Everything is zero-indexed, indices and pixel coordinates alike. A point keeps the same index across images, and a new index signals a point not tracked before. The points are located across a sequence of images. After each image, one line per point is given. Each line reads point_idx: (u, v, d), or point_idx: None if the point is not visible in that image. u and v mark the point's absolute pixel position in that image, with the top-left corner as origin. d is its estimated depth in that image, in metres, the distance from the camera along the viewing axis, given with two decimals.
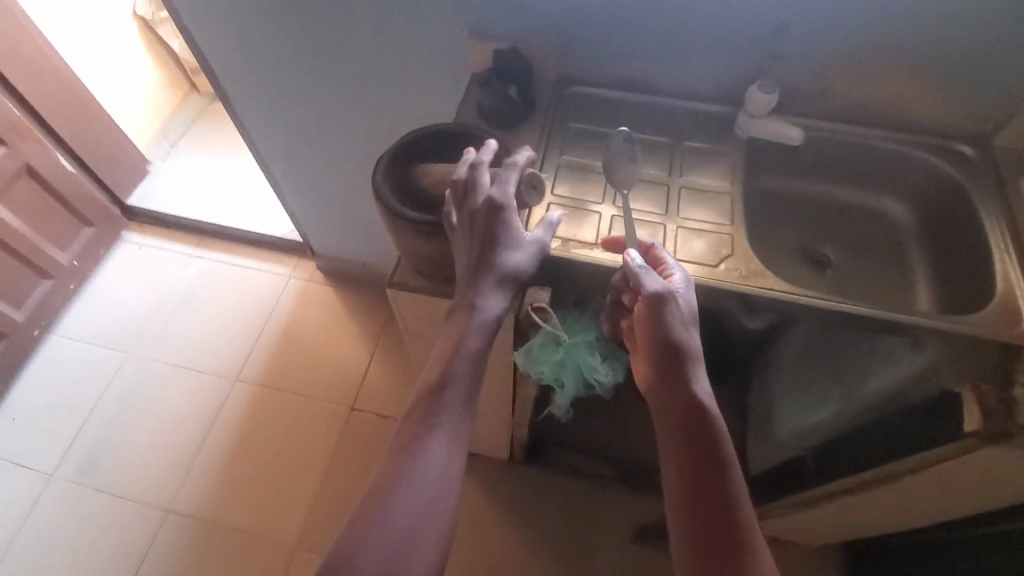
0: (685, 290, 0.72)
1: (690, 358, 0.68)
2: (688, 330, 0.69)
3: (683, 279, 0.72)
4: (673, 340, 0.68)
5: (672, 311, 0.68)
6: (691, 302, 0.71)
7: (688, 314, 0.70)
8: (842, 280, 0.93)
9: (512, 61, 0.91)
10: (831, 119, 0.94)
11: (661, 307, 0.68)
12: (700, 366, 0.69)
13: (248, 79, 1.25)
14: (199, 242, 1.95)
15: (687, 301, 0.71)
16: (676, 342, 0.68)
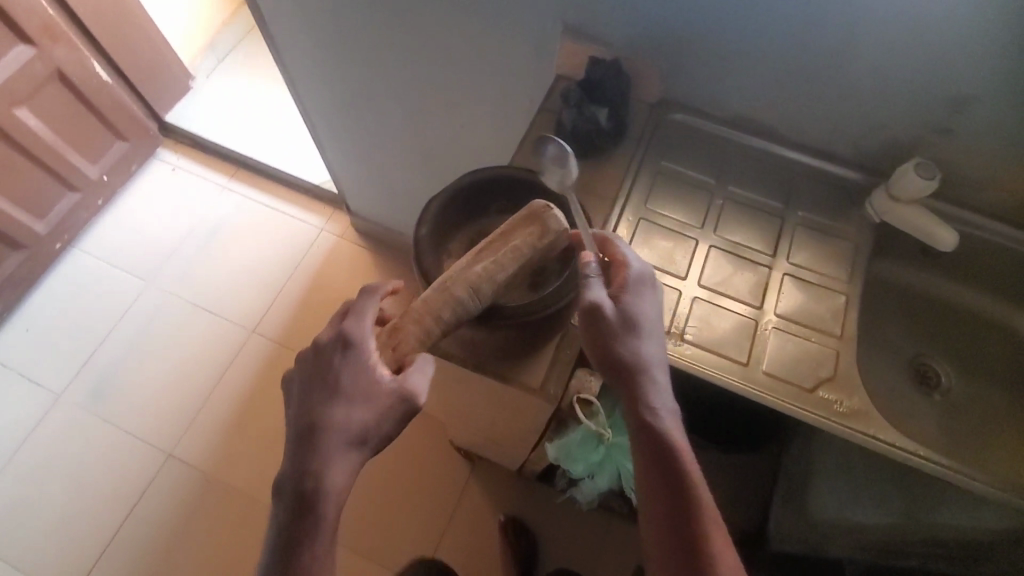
0: (636, 289, 0.57)
1: (640, 375, 0.56)
2: (638, 343, 0.56)
3: (635, 277, 0.57)
4: (617, 357, 0.55)
5: (609, 321, 0.55)
6: (645, 303, 0.57)
7: (638, 323, 0.56)
8: (951, 411, 0.78)
9: (609, 77, 0.74)
10: (996, 216, 0.74)
11: (600, 322, 0.55)
12: (653, 378, 0.57)
13: (297, 33, 1.08)
14: (233, 173, 1.84)
15: (639, 307, 0.57)
16: (622, 360, 0.56)
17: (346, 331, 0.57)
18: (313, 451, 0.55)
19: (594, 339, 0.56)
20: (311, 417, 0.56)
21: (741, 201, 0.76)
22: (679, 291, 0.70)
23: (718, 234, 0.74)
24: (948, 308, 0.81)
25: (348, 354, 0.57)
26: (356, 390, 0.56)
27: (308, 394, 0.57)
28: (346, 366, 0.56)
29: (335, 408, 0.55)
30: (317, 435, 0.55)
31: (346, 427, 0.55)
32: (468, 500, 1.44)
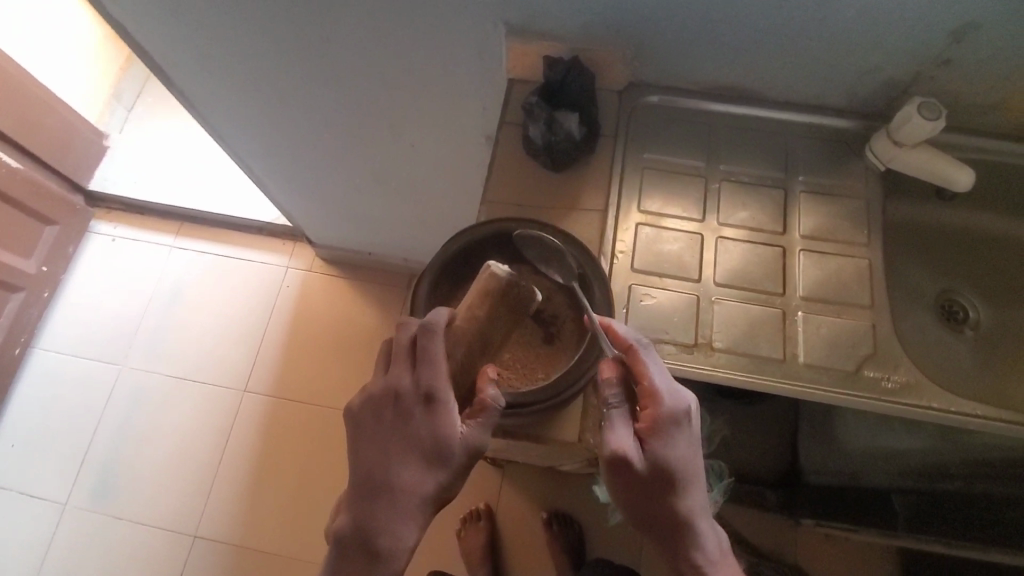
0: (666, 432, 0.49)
1: (676, 522, 0.51)
2: (669, 491, 0.50)
3: (665, 419, 0.49)
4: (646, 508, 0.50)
5: (641, 476, 0.49)
6: (684, 444, 0.50)
7: (671, 471, 0.49)
8: (984, 344, 0.76)
9: (571, 79, 0.67)
10: (993, 137, 0.71)
11: (623, 475, 0.49)
12: (692, 522, 0.51)
13: (208, 78, 0.96)
14: (178, 230, 1.72)
15: (671, 452, 0.49)
16: (652, 511, 0.51)
17: (424, 383, 0.49)
18: (387, 510, 0.48)
19: (619, 489, 0.50)
20: (383, 474, 0.49)
21: (734, 180, 0.71)
22: (696, 295, 0.65)
23: (722, 222, 0.69)
24: (958, 235, 0.79)
25: (428, 409, 0.49)
26: (433, 447, 0.49)
27: (382, 446, 0.50)
28: (427, 416, 0.49)
29: (411, 466, 0.49)
30: (389, 497, 0.48)
31: (419, 489, 0.49)
32: (506, 505, 1.38)
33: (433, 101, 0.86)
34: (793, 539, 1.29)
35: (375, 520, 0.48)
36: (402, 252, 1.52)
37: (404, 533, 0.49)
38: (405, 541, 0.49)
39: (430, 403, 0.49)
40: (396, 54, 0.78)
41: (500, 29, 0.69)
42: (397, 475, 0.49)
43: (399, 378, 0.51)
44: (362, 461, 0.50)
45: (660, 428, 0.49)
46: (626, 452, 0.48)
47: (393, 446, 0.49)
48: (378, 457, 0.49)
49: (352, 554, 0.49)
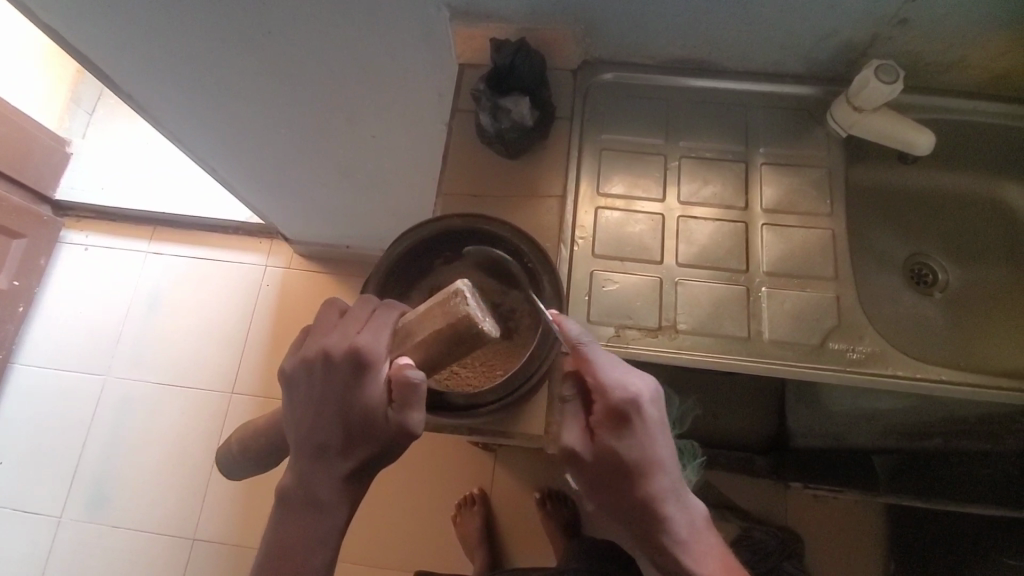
0: (615, 423, 0.48)
1: (645, 519, 0.49)
2: (627, 485, 0.48)
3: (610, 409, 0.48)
4: (609, 502, 0.50)
5: (591, 470, 0.49)
6: (634, 439, 0.48)
7: (623, 464, 0.48)
8: (955, 305, 0.75)
9: (522, 63, 0.64)
10: (954, 94, 0.70)
11: (578, 467, 0.50)
12: (663, 517, 0.49)
13: (152, 80, 0.92)
14: (152, 235, 1.69)
15: (620, 444, 0.48)
16: (615, 506, 0.50)
17: (357, 344, 0.45)
18: (323, 471, 0.46)
19: (582, 482, 0.51)
20: (317, 436, 0.46)
21: (695, 156, 0.70)
22: (659, 278, 0.64)
23: (684, 202, 0.68)
24: (925, 196, 0.78)
25: (361, 375, 0.45)
26: (366, 415, 0.45)
27: (313, 407, 0.46)
28: (359, 382, 0.45)
29: (344, 431, 0.46)
30: (322, 458, 0.46)
31: (352, 455, 0.46)
32: (500, 489, 1.39)
33: (387, 91, 0.84)
34: (784, 501, 1.31)
35: (311, 480, 0.46)
36: (379, 243, 1.50)
37: (339, 495, 0.47)
38: (339, 503, 0.47)
39: (361, 368, 0.45)
40: (342, 46, 0.75)
41: (443, 13, 0.66)
42: (330, 439, 0.46)
43: (335, 336, 0.46)
44: (297, 418, 0.47)
45: (604, 423, 0.49)
46: (573, 445, 0.50)
47: (324, 411, 0.46)
48: (309, 421, 0.46)
49: (289, 509, 0.47)
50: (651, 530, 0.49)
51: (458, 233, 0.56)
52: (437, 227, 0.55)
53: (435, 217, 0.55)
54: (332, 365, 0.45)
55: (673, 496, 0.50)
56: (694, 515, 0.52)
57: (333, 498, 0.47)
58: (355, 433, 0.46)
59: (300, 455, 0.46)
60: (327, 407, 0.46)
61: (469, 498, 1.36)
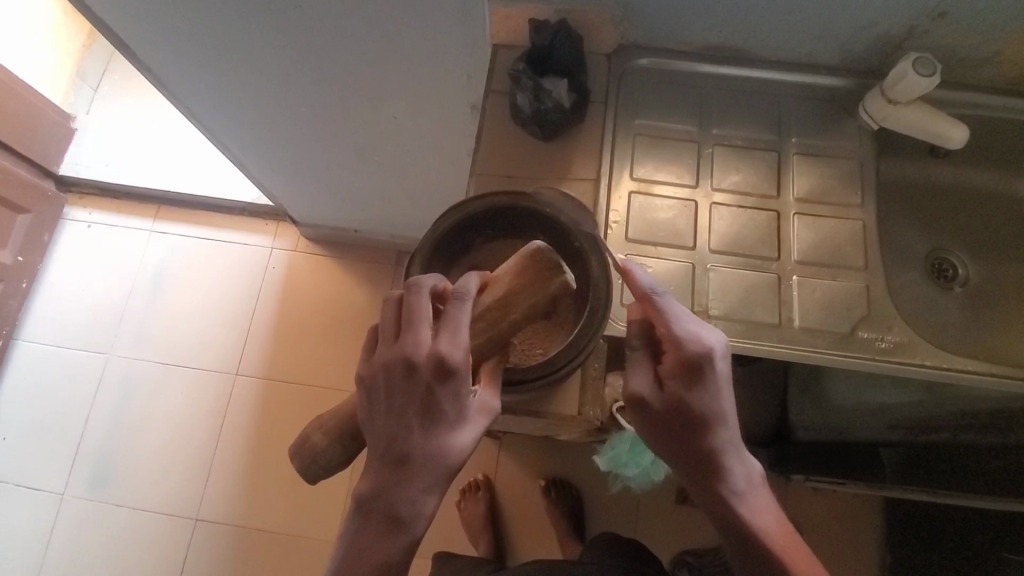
0: (690, 374, 0.51)
1: (711, 469, 0.52)
2: (693, 430, 0.51)
3: (686, 363, 0.50)
4: (670, 448, 0.52)
5: (659, 416, 0.52)
6: (709, 391, 0.51)
7: (693, 410, 0.51)
8: (973, 300, 0.77)
9: (563, 46, 0.65)
10: (984, 90, 0.71)
11: (644, 413, 0.53)
12: (725, 466, 0.52)
13: (178, 54, 0.91)
14: (157, 214, 1.67)
15: (693, 395, 0.51)
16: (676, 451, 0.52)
17: (439, 349, 0.46)
18: (405, 478, 0.46)
19: (645, 428, 0.54)
20: (399, 444, 0.47)
21: (727, 144, 0.70)
22: (692, 263, 0.65)
23: (715, 189, 0.68)
24: (948, 192, 0.78)
25: (444, 380, 0.46)
26: (452, 416, 0.47)
27: (395, 412, 0.47)
28: (444, 388, 0.46)
29: (425, 437, 0.46)
30: (406, 465, 0.46)
31: (440, 459, 0.46)
32: (504, 476, 1.40)
33: (417, 72, 0.83)
34: (784, 495, 1.32)
35: (395, 489, 0.46)
36: (389, 228, 1.50)
37: (422, 504, 0.46)
38: (425, 508, 0.47)
39: (445, 374, 0.46)
40: (375, 25, 0.75)
41: None
42: (414, 444, 0.46)
43: (414, 342, 0.47)
44: (378, 429, 0.48)
45: (676, 371, 0.51)
46: (641, 391, 0.52)
47: (409, 417, 0.47)
48: (390, 428, 0.47)
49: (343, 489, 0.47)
50: (712, 476, 0.52)
51: (503, 212, 0.56)
52: (485, 205, 0.55)
53: (461, 202, 0.56)
54: (416, 376, 0.46)
55: (733, 449, 0.53)
56: (749, 470, 0.54)
57: (413, 513, 0.46)
58: (441, 435, 0.46)
59: (383, 461, 0.47)
60: (410, 414, 0.47)
61: (474, 484, 1.36)
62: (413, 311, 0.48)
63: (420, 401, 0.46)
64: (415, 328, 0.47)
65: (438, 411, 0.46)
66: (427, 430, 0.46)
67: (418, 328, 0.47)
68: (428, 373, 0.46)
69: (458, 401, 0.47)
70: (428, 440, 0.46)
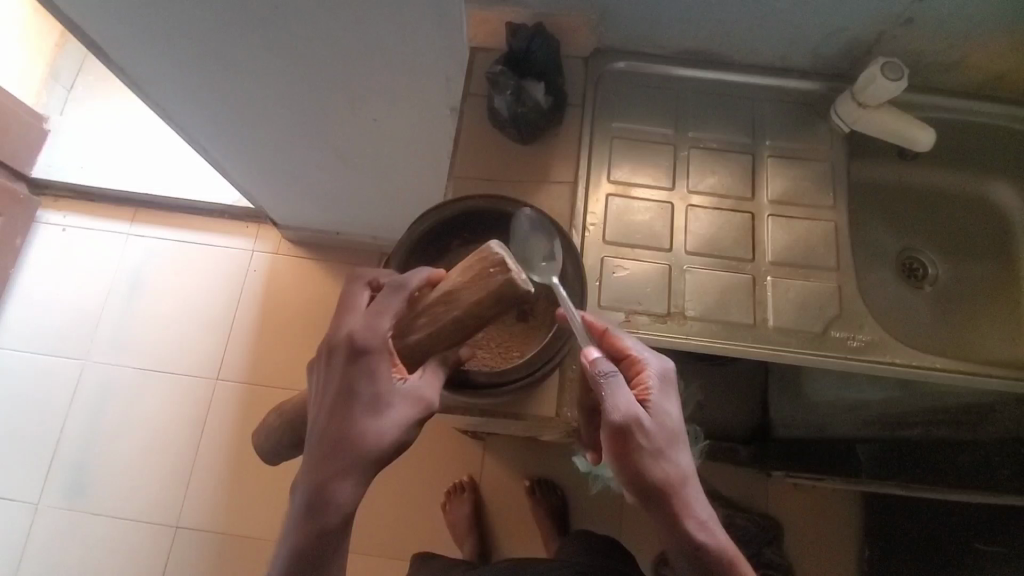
0: (665, 391, 0.53)
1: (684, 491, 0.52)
2: (670, 451, 0.51)
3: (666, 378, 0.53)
4: (652, 475, 0.50)
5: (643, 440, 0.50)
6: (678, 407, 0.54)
7: (671, 428, 0.52)
8: (943, 298, 0.79)
9: (539, 50, 0.66)
10: (951, 94, 0.72)
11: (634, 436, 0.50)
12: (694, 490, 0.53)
13: (153, 57, 0.90)
14: (134, 217, 1.64)
15: (669, 412, 0.53)
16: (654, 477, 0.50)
17: (354, 331, 0.47)
18: (322, 461, 0.45)
19: (625, 457, 0.50)
20: (318, 426, 0.47)
21: (702, 147, 0.71)
22: (668, 265, 0.65)
23: (692, 191, 0.69)
24: (918, 193, 0.80)
25: (357, 361, 0.47)
26: (369, 399, 0.46)
27: (319, 397, 0.48)
28: (356, 368, 0.47)
29: (338, 419, 0.46)
30: (322, 447, 0.46)
31: (356, 442, 0.45)
32: (489, 476, 1.40)
33: (394, 75, 0.83)
34: (766, 491, 1.34)
35: (313, 473, 0.45)
36: (371, 230, 1.49)
37: (339, 490, 0.45)
38: (340, 496, 0.45)
39: (357, 354, 0.47)
40: (351, 28, 0.75)
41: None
42: (332, 426, 0.46)
43: (337, 327, 0.49)
44: (309, 414, 0.49)
45: (652, 389, 0.53)
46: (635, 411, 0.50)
47: (328, 401, 0.47)
48: (314, 412, 0.48)
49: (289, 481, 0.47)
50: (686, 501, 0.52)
51: (480, 218, 0.57)
52: (467, 207, 0.56)
53: (431, 208, 0.55)
54: (335, 358, 0.48)
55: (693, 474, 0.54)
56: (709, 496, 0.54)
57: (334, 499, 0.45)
58: (353, 416, 0.46)
59: (305, 447, 0.47)
60: (328, 397, 0.47)
61: (459, 485, 1.36)
62: (344, 301, 0.50)
63: (336, 384, 0.47)
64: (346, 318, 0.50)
65: (352, 394, 0.46)
66: (338, 413, 0.46)
67: (348, 317, 0.49)
68: (345, 354, 0.47)
69: (372, 383, 0.47)
70: (342, 422, 0.46)
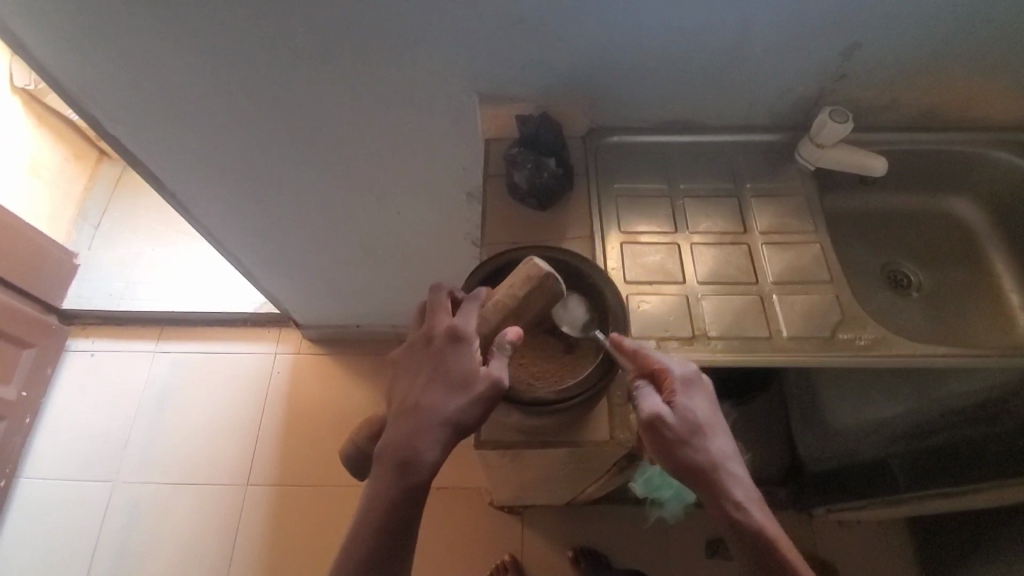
0: (686, 388, 0.60)
1: (719, 475, 0.57)
2: (698, 439, 0.58)
3: (684, 378, 0.60)
4: (685, 462, 0.57)
5: (671, 431, 0.57)
6: (702, 399, 0.60)
7: (698, 420, 0.58)
8: (930, 301, 0.88)
9: (547, 129, 0.79)
10: (896, 130, 0.85)
11: (662, 431, 0.57)
12: (732, 472, 0.58)
13: (200, 180, 1.02)
14: (159, 336, 1.71)
15: (693, 405, 0.59)
16: (689, 465, 0.57)
17: (452, 324, 0.61)
18: (414, 425, 0.57)
19: (660, 450, 0.57)
20: (412, 398, 0.59)
21: (695, 196, 0.83)
22: (684, 295, 0.74)
23: (692, 232, 0.79)
24: (887, 215, 0.92)
25: (448, 345, 0.60)
26: (455, 377, 0.58)
27: (415, 376, 0.60)
28: (446, 353, 0.60)
29: (429, 392, 0.59)
30: (414, 413, 0.58)
31: (442, 411, 0.57)
32: (532, 551, 1.38)
33: (418, 170, 0.96)
34: (810, 531, 1.36)
35: (407, 434, 0.57)
36: (390, 319, 1.58)
37: (427, 449, 0.57)
38: (427, 454, 0.57)
39: (449, 342, 0.60)
40: (381, 134, 0.88)
41: (473, 98, 0.81)
42: (424, 398, 0.58)
43: (433, 322, 0.62)
44: (399, 391, 0.61)
45: (674, 388, 0.59)
46: (659, 409, 0.57)
47: (420, 378, 0.60)
48: (408, 387, 0.60)
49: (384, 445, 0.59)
50: (721, 484, 0.57)
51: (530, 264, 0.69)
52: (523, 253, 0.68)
53: (484, 261, 0.69)
54: (428, 345, 0.61)
55: (733, 458, 0.59)
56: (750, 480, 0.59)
57: (422, 458, 0.57)
58: (440, 389, 0.58)
59: (397, 414, 0.59)
60: (420, 375, 0.60)
61: (502, 565, 1.34)
62: (433, 303, 0.64)
63: (428, 363, 0.60)
64: (433, 316, 0.63)
65: (440, 371, 0.59)
66: (430, 386, 0.59)
67: (438, 315, 0.63)
68: (439, 340, 0.60)
69: (456, 363, 0.59)
70: (432, 392, 0.58)
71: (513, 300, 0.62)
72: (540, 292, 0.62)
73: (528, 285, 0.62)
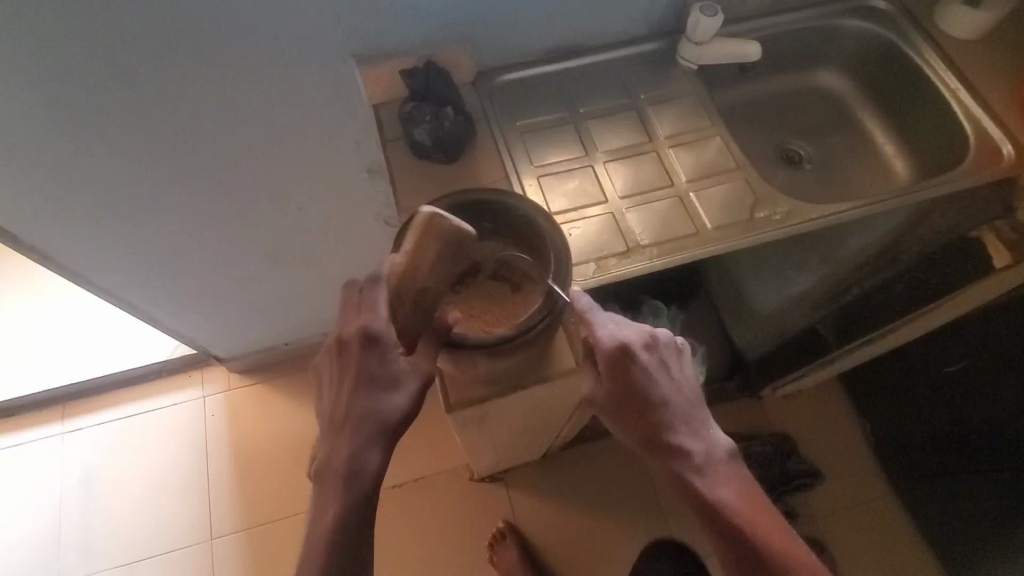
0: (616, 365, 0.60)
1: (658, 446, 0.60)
2: (632, 415, 0.61)
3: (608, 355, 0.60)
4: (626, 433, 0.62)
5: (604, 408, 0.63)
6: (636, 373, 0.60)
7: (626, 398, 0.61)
8: (822, 170, 0.95)
9: (433, 78, 0.76)
10: (761, 17, 0.90)
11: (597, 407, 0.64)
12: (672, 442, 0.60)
13: (62, 225, 0.88)
14: (64, 414, 1.52)
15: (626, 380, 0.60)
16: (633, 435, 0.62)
17: (364, 324, 0.57)
18: (353, 438, 0.57)
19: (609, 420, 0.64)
20: (342, 410, 0.57)
21: (596, 117, 0.83)
22: (609, 212, 0.75)
23: (602, 152, 0.80)
24: (769, 99, 0.98)
25: (370, 349, 0.57)
26: (383, 383, 0.57)
27: (337, 390, 0.58)
28: (368, 356, 0.57)
29: (358, 403, 0.57)
30: (348, 429, 0.57)
31: (380, 418, 0.57)
32: (523, 512, 1.39)
33: (310, 158, 0.89)
34: (765, 414, 1.46)
35: (345, 450, 0.56)
36: (320, 327, 1.50)
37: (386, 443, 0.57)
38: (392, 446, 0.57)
39: (368, 345, 0.57)
40: (260, 125, 0.80)
41: (350, 63, 0.75)
42: (356, 409, 0.57)
43: (347, 322, 0.59)
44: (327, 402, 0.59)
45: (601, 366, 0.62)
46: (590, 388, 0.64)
47: (347, 385, 0.58)
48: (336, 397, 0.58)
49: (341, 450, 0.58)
50: (661, 455, 0.61)
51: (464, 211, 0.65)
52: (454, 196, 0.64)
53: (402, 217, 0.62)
54: (345, 349, 0.58)
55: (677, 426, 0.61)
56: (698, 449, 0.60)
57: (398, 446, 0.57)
58: (371, 394, 0.57)
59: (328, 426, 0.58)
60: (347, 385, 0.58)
61: (499, 534, 1.34)
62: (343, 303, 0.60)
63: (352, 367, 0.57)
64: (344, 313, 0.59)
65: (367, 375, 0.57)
66: (362, 392, 0.57)
67: (350, 313, 0.59)
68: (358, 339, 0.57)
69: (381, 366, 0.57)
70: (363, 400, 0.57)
71: (416, 265, 0.58)
72: (429, 234, 0.58)
73: (422, 234, 0.58)
